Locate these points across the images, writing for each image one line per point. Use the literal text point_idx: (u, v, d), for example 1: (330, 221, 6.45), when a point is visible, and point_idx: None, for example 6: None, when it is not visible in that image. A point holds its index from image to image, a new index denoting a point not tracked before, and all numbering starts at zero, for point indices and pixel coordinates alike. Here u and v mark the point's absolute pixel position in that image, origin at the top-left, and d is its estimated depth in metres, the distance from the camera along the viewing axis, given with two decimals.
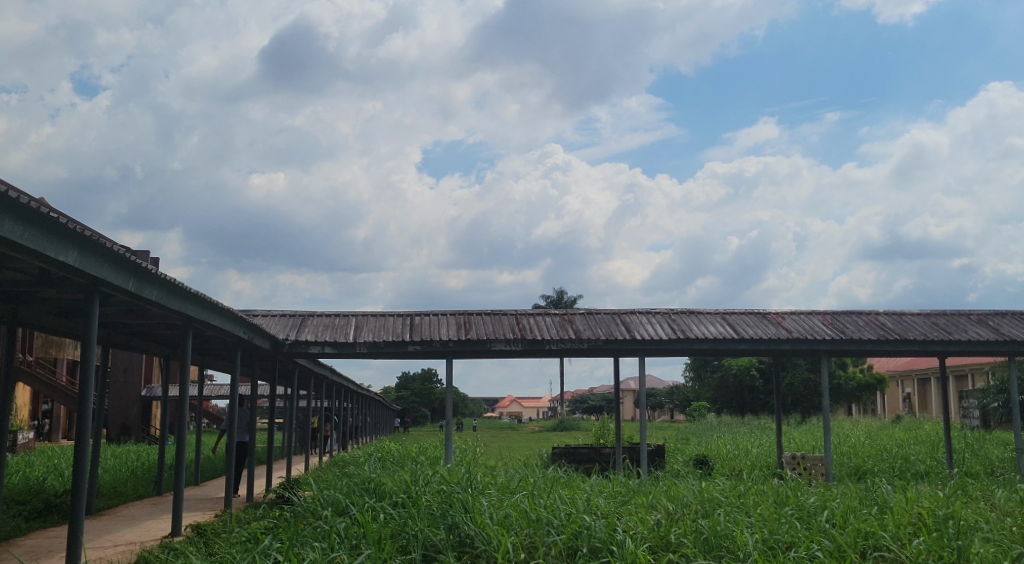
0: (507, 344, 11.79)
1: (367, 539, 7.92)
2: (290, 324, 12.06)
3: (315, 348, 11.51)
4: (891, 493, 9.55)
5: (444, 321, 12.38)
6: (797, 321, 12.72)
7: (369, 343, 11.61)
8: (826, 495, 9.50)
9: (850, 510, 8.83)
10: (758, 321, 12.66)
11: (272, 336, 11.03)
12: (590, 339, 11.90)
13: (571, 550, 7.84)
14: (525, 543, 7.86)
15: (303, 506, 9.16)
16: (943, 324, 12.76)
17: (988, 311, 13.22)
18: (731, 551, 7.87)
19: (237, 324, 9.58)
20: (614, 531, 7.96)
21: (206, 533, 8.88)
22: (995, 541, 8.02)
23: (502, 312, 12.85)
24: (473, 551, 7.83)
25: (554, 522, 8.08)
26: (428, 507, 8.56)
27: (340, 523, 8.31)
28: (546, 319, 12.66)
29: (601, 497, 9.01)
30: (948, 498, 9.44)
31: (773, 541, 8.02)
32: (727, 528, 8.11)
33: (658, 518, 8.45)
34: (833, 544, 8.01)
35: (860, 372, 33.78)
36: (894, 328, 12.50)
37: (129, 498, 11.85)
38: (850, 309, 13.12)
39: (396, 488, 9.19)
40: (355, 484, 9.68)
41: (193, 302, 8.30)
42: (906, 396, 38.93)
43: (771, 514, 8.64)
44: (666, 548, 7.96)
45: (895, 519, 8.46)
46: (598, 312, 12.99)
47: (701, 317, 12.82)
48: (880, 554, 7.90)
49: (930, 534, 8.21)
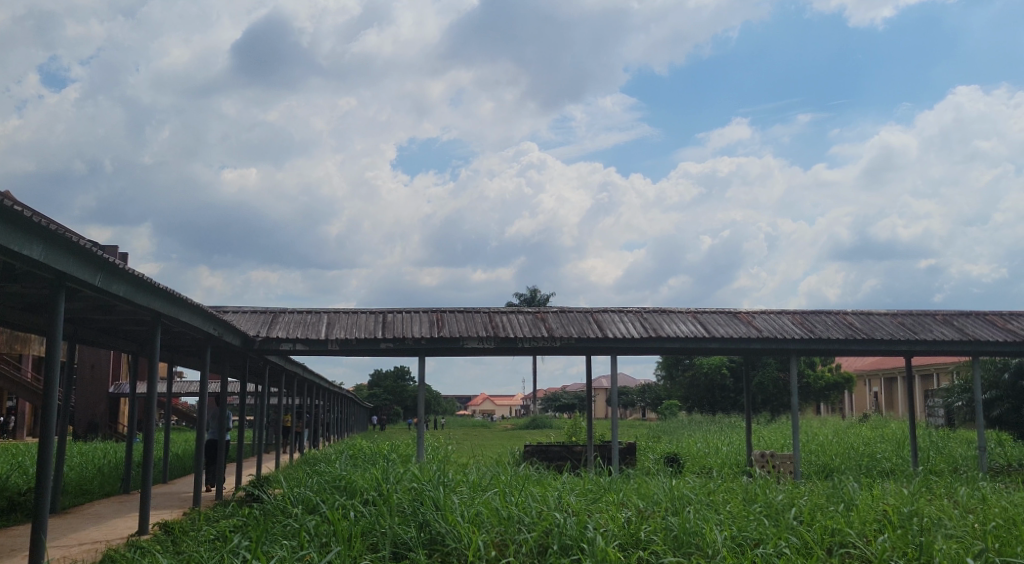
0: (479, 342, 11.81)
1: (337, 536, 7.91)
2: (261, 320, 12.01)
3: (286, 344, 11.48)
4: (858, 491, 9.67)
5: (417, 319, 12.38)
6: (767, 320, 12.84)
7: (341, 340, 11.59)
8: (794, 492, 9.60)
9: (817, 507, 8.95)
10: (728, 320, 12.77)
11: (242, 333, 10.98)
12: (562, 337, 11.93)
13: (542, 548, 7.87)
14: (496, 541, 7.90)
15: (272, 504, 9.11)
16: (909, 324, 12.94)
17: (954, 311, 13.42)
18: (700, 548, 7.93)
19: (206, 320, 9.49)
20: (584, 528, 8.00)
21: (174, 531, 8.82)
22: (958, 537, 8.13)
23: (475, 310, 12.86)
24: (444, 548, 7.84)
25: (525, 519, 8.12)
26: (399, 504, 8.58)
27: (310, 521, 8.28)
28: (519, 317, 12.68)
29: (572, 495, 9.05)
30: (913, 495, 9.57)
31: (741, 538, 8.11)
32: (696, 525, 8.16)
33: (629, 515, 8.51)
34: (800, 541, 8.12)
35: (829, 372, 34.19)
36: (861, 328, 12.66)
37: (95, 496, 11.72)
38: (819, 309, 13.28)
39: (367, 486, 9.18)
40: (326, 482, 9.66)
41: (162, 298, 8.21)
42: (874, 394, 39.43)
43: (739, 511, 8.73)
44: (636, 545, 8.03)
45: (860, 516, 8.57)
46: (570, 310, 13.05)
47: (673, 316, 12.91)
48: (846, 550, 8.00)
49: (894, 531, 8.33)
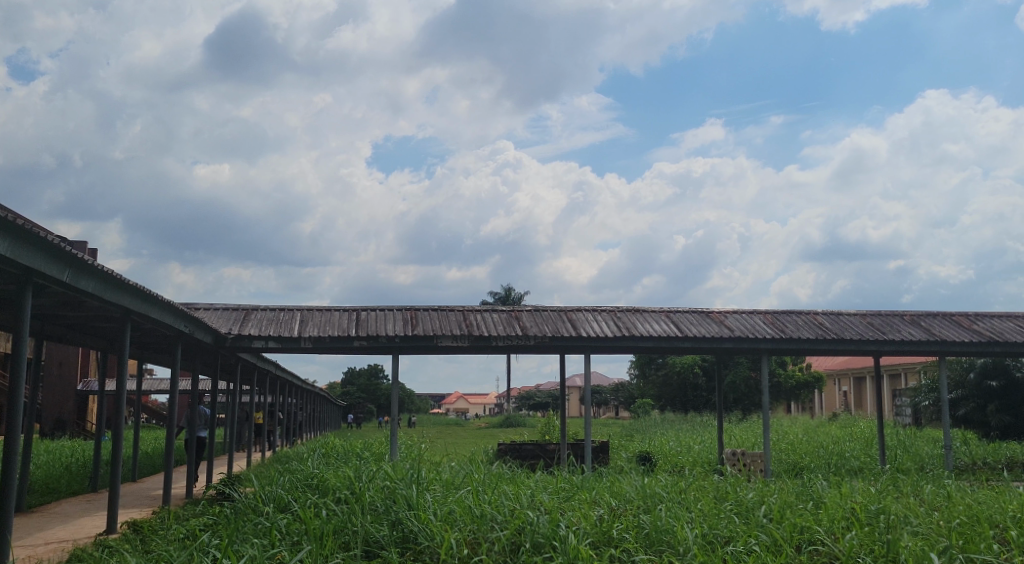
0: (453, 340, 11.83)
1: (309, 535, 7.89)
2: (233, 317, 11.96)
3: (258, 342, 11.43)
4: (826, 489, 9.77)
5: (391, 317, 12.37)
6: (739, 320, 12.96)
7: (314, 338, 11.57)
8: (763, 490, 9.69)
9: (787, 505, 9.05)
10: (700, 319, 12.88)
11: (213, 330, 10.91)
12: (536, 335, 11.97)
13: (515, 546, 7.89)
14: (468, 539, 7.92)
15: (244, 502, 9.07)
16: (878, 324, 13.11)
17: (922, 312, 13.62)
18: (672, 546, 7.99)
19: (177, 316, 9.41)
20: (557, 526, 8.03)
21: (143, 530, 8.77)
22: (924, 535, 8.25)
23: (450, 308, 12.87)
24: (416, 546, 7.87)
25: (498, 518, 8.14)
26: (371, 503, 8.58)
27: (281, 519, 8.27)
28: (493, 316, 12.70)
29: (545, 493, 9.09)
30: (880, 493, 9.70)
31: (711, 536, 8.18)
32: (668, 523, 8.25)
33: (601, 513, 8.55)
34: (769, 538, 8.22)
35: (799, 371, 34.51)
36: (831, 327, 12.82)
37: (62, 495, 11.60)
38: (790, 309, 13.43)
39: (340, 484, 9.17)
40: (298, 481, 9.64)
41: (131, 294, 8.14)
42: (843, 394, 39.88)
43: (711, 509, 8.82)
44: (608, 543, 8.07)
45: (829, 514, 8.68)
46: (545, 309, 13.09)
47: (645, 315, 13.00)
48: (814, 548, 8.11)
49: (861, 528, 8.44)
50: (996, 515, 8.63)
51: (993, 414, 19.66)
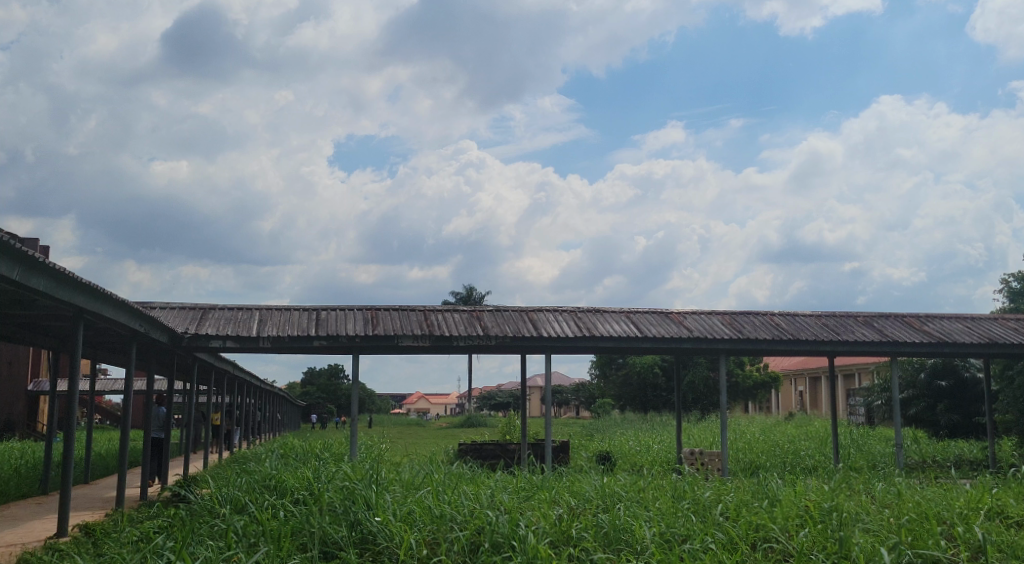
0: (414, 340, 11.82)
1: (266, 537, 7.86)
2: (190, 316, 11.84)
3: (216, 342, 11.32)
4: (781, 487, 9.92)
5: (351, 317, 12.33)
6: (698, 320, 13.11)
7: (272, 337, 11.48)
8: (720, 489, 9.82)
9: (743, 503, 9.20)
10: (660, 320, 13.00)
11: (169, 330, 10.79)
12: (497, 335, 12.00)
13: (474, 546, 7.91)
14: (428, 539, 7.95)
15: (200, 504, 8.97)
16: (833, 325, 13.36)
17: (875, 313, 13.88)
18: (630, 544, 8.10)
19: (131, 315, 9.29)
20: (516, 526, 8.07)
21: (96, 533, 8.65)
22: (875, 532, 8.40)
23: (411, 308, 12.86)
24: (375, 547, 7.87)
25: (457, 518, 8.17)
26: (330, 504, 8.55)
27: (238, 521, 8.21)
28: (455, 315, 12.73)
29: (505, 493, 9.13)
30: (833, 491, 9.86)
31: (669, 534, 8.27)
32: (626, 522, 8.34)
33: (560, 513, 8.61)
34: (725, 537, 8.35)
35: (757, 371, 34.96)
36: (787, 328, 13.03)
37: (10, 497, 11.39)
38: (747, 310, 13.63)
39: (298, 485, 9.14)
40: (255, 481, 9.57)
41: (84, 293, 8.03)
42: (799, 393, 40.55)
43: (668, 507, 8.92)
44: (567, 542, 8.13)
45: (783, 511, 8.83)
46: (506, 309, 13.14)
47: (606, 315, 13.10)
48: (768, 545, 8.26)
49: (815, 526, 8.60)
50: (944, 511, 8.80)
51: (942, 413, 20.10)
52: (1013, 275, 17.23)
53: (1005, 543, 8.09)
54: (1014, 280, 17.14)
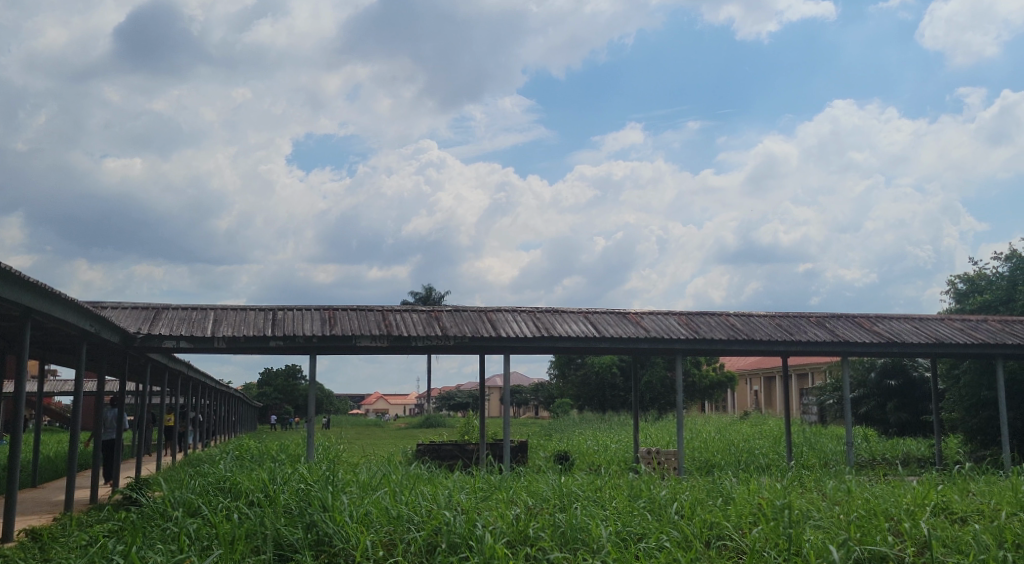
0: (372, 340, 11.77)
1: (219, 540, 7.78)
2: (143, 316, 11.66)
3: (169, 342, 11.18)
4: (735, 485, 10.06)
5: (308, 317, 12.25)
6: (655, 320, 13.25)
7: (228, 338, 11.36)
8: (676, 487, 9.94)
9: (697, 502, 9.30)
10: (619, 320, 13.10)
11: (122, 330, 10.61)
12: (456, 336, 11.99)
13: (432, 547, 7.92)
14: (384, 541, 7.94)
15: (151, 507, 8.85)
16: (786, 325, 13.56)
17: (827, 314, 14.12)
18: (586, 543, 8.15)
19: (81, 315, 9.12)
20: (473, 526, 8.08)
21: (43, 538, 8.48)
22: (825, 528, 8.54)
23: (369, 308, 12.82)
24: (331, 549, 7.83)
25: (415, 518, 8.16)
26: (286, 506, 8.51)
27: (191, 524, 8.12)
28: (413, 316, 12.70)
29: (463, 493, 9.13)
30: (785, 489, 10.01)
31: (625, 533, 8.34)
32: (583, 521, 8.37)
33: (517, 512, 8.63)
34: (680, 535, 8.43)
35: (713, 370, 35.38)
36: (742, 328, 13.20)
37: None
38: (703, 310, 13.80)
39: (253, 487, 9.06)
40: (209, 484, 9.46)
41: (31, 292, 7.86)
42: (754, 393, 41.14)
43: (625, 506, 9.00)
44: (525, 542, 8.16)
45: (737, 509, 8.95)
46: (465, 310, 13.14)
47: (564, 315, 13.16)
48: (721, 543, 8.38)
49: (767, 523, 8.73)
50: (891, 508, 8.97)
51: (892, 412, 20.53)
52: (958, 277, 17.63)
53: (950, 538, 8.28)
54: (960, 281, 17.53)
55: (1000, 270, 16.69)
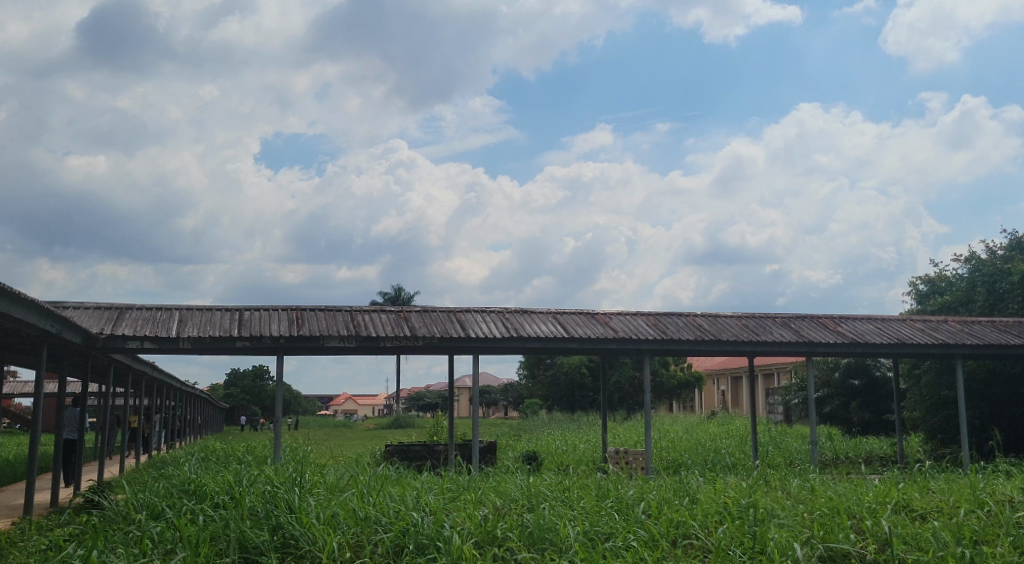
0: (340, 341, 11.72)
1: (183, 542, 7.72)
2: (106, 316, 11.51)
3: (133, 342, 11.05)
4: (701, 485, 10.14)
5: (276, 317, 12.17)
6: (623, 321, 13.32)
7: (193, 338, 11.25)
8: (643, 487, 9.98)
9: (664, 501, 9.36)
10: (587, 321, 13.15)
11: (84, 330, 10.46)
12: (425, 336, 11.95)
13: (399, 548, 7.91)
14: (351, 542, 7.91)
15: (113, 510, 8.73)
16: (752, 326, 13.69)
17: (792, 314, 14.27)
18: (554, 543, 8.16)
19: (41, 315, 8.98)
20: (441, 527, 8.07)
21: (2, 543, 8.35)
22: (789, 527, 8.63)
23: (337, 308, 12.76)
24: (297, 551, 7.79)
25: (382, 520, 8.14)
26: (251, 508, 8.42)
27: (154, 527, 8.03)
28: (382, 316, 12.66)
29: (431, 494, 9.10)
30: (751, 488, 10.09)
31: (592, 533, 8.37)
32: (550, 521, 8.38)
33: (486, 513, 8.62)
34: (647, 534, 8.49)
35: (681, 371, 35.66)
36: (709, 328, 13.31)
37: None
38: (671, 311, 13.90)
39: (218, 489, 8.98)
40: (174, 486, 9.34)
41: None
42: (721, 392, 41.51)
43: (593, 506, 9.03)
44: (492, 543, 8.16)
45: (703, 509, 9.01)
46: (434, 310, 13.12)
47: (533, 316, 13.18)
48: (688, 542, 8.44)
49: (733, 522, 8.80)
50: (854, 506, 9.09)
51: (855, 412, 20.80)
52: (919, 279, 17.89)
53: (911, 535, 8.39)
54: (921, 283, 17.79)
55: (959, 272, 16.97)
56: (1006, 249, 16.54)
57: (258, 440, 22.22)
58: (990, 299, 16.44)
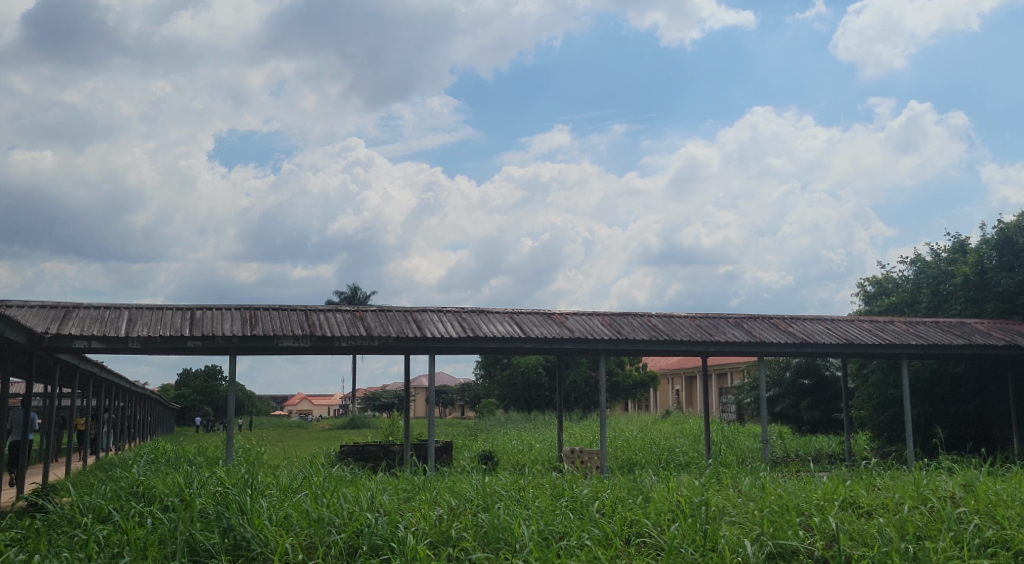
0: (295, 341, 11.61)
1: (130, 546, 7.59)
2: (51, 316, 11.27)
3: (80, 342, 10.84)
4: (655, 483, 10.23)
5: (228, 316, 12.03)
6: (579, 321, 13.40)
7: (143, 338, 11.08)
8: (598, 486, 10.02)
9: (618, 500, 9.42)
10: (543, 321, 13.21)
11: (29, 330, 10.23)
12: (380, 336, 11.89)
13: (352, 549, 7.86)
14: (304, 544, 7.84)
15: (58, 514, 8.54)
16: (705, 326, 13.84)
17: (744, 315, 14.47)
18: (508, 543, 8.16)
19: None
20: (395, 527, 8.05)
21: None
22: (740, 524, 8.74)
23: (291, 308, 12.64)
24: (249, 554, 7.71)
25: (335, 520, 8.06)
26: (202, 510, 8.32)
27: (100, 531, 7.89)
28: (337, 316, 12.57)
29: (385, 494, 9.06)
30: (703, 486, 10.19)
31: (546, 532, 8.39)
32: (505, 520, 8.38)
33: (440, 513, 8.61)
34: (601, 533, 8.54)
35: (636, 370, 35.94)
36: (664, 328, 13.42)
37: None
38: (626, 311, 14.02)
39: (167, 491, 8.85)
40: (121, 488, 9.18)
41: None
42: (676, 392, 41.92)
43: (547, 505, 9.06)
44: (446, 543, 8.16)
45: (656, 507, 9.08)
46: (389, 309, 13.06)
47: (490, 316, 13.19)
48: (641, 540, 8.52)
49: (685, 520, 8.87)
50: (802, 503, 9.23)
51: (805, 411, 21.15)
52: (868, 280, 18.22)
53: (857, 531, 8.54)
54: (870, 285, 18.15)
55: (905, 274, 17.32)
56: (950, 251, 16.89)
57: (209, 441, 23.90)
58: (934, 300, 16.79)
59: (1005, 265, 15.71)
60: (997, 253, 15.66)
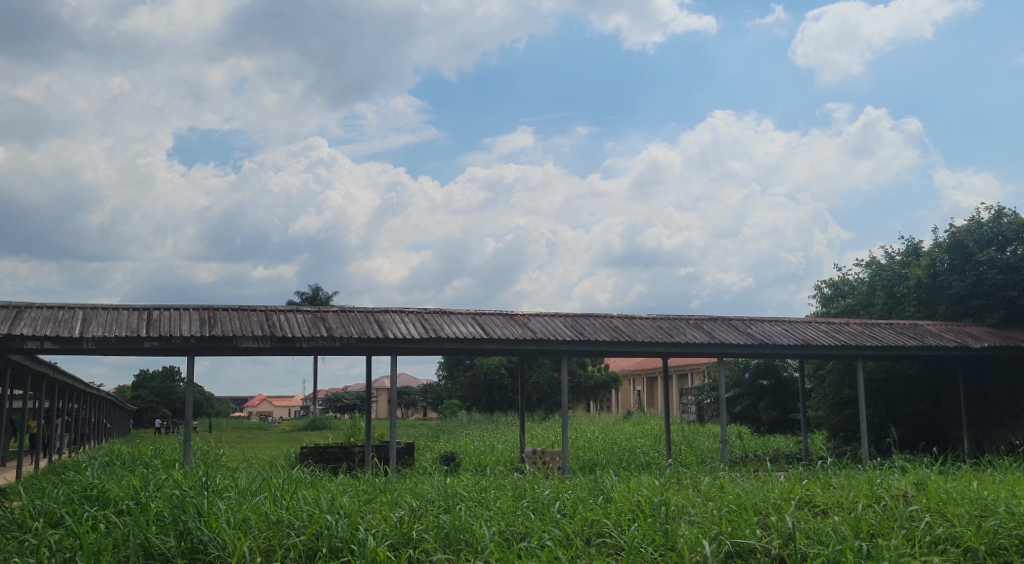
0: (255, 341, 11.50)
1: (83, 550, 7.48)
2: (2, 316, 11.04)
3: (32, 342, 10.63)
4: (616, 482, 10.29)
5: (186, 317, 11.89)
6: (541, 322, 13.45)
7: (98, 338, 10.90)
8: (559, 486, 10.05)
9: (579, 500, 9.47)
10: (506, 322, 13.23)
11: None
12: (341, 337, 11.83)
13: (312, 552, 7.80)
14: (263, 547, 7.78)
15: (8, 518, 8.37)
16: (667, 327, 13.94)
17: (704, 316, 14.62)
18: (469, 544, 8.15)
19: None
20: (355, 529, 8.00)
21: None
22: (699, 524, 8.81)
23: (252, 308, 12.53)
24: (206, 557, 7.63)
25: (294, 523, 8.02)
26: (157, 513, 8.20)
27: (52, 535, 7.75)
28: (298, 316, 12.48)
29: (345, 496, 9.01)
30: (663, 485, 10.27)
31: (507, 533, 8.39)
32: (466, 522, 8.37)
33: (401, 514, 8.59)
34: (562, 533, 8.56)
35: (598, 371, 36.09)
36: (625, 330, 13.50)
37: None
38: (588, 313, 14.11)
39: (122, 494, 8.71)
40: (74, 492, 9.01)
41: None
42: (637, 392, 42.17)
43: (509, 506, 9.07)
44: (407, 544, 8.15)
45: (616, 507, 9.13)
46: (351, 310, 12.98)
47: (452, 317, 13.19)
48: (601, 540, 8.57)
49: (645, 520, 8.93)
50: (760, 502, 9.33)
51: (764, 411, 21.40)
52: (825, 283, 18.52)
53: (812, 529, 8.67)
54: (827, 287, 18.46)
55: (861, 277, 17.69)
56: (904, 255, 17.24)
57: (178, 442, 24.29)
58: (888, 302, 17.14)
59: (957, 267, 15.97)
60: (949, 256, 15.93)
